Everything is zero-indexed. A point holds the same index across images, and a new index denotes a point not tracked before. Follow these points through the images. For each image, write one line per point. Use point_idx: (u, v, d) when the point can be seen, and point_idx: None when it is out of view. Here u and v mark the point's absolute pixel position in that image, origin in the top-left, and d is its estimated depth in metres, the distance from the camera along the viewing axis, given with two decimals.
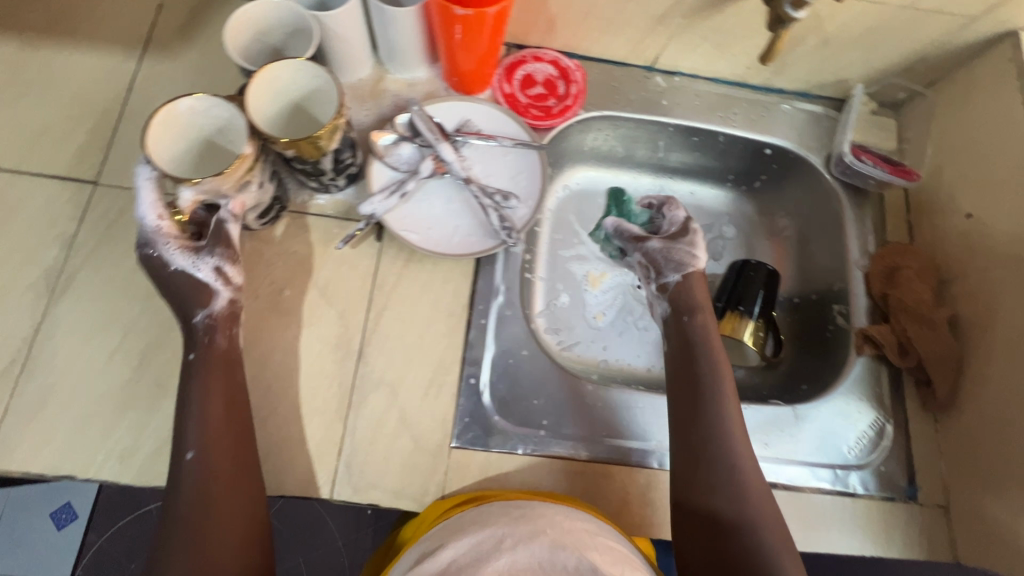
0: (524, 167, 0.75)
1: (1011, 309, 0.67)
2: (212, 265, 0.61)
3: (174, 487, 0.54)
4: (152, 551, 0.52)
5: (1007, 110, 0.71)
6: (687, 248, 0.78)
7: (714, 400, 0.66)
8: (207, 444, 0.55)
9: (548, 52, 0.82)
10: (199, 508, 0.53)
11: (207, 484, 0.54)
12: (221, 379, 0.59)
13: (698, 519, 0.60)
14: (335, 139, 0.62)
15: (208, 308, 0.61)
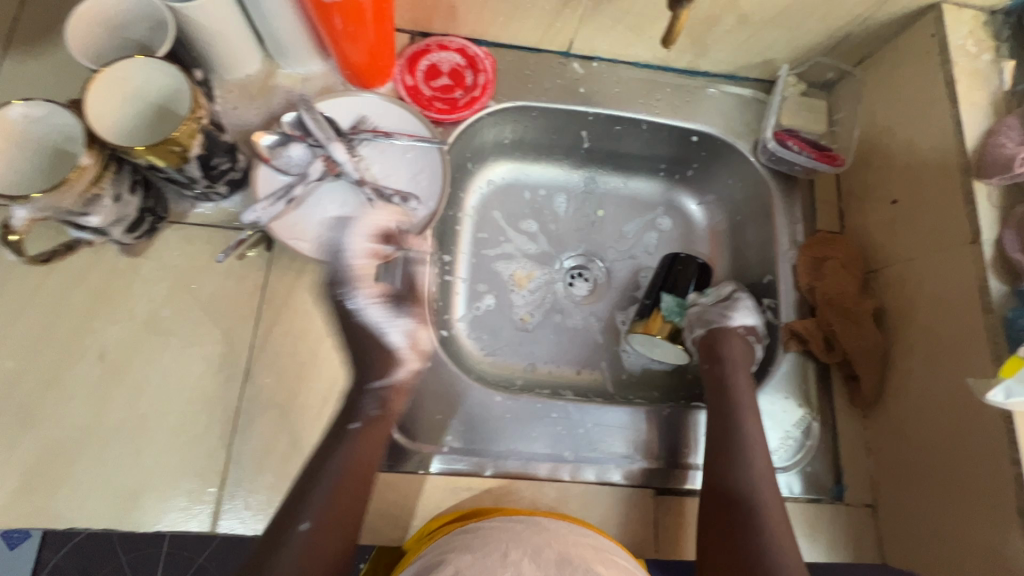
0: (424, 164, 0.70)
1: (930, 298, 0.63)
2: (403, 328, 0.66)
3: (277, 552, 0.52)
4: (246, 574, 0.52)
5: (930, 89, 0.67)
6: (723, 309, 0.76)
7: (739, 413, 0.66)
8: (325, 515, 0.55)
9: (455, 39, 0.76)
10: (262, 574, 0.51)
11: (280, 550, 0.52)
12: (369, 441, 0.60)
13: (717, 531, 0.60)
14: (197, 141, 0.56)
15: (387, 378, 0.63)
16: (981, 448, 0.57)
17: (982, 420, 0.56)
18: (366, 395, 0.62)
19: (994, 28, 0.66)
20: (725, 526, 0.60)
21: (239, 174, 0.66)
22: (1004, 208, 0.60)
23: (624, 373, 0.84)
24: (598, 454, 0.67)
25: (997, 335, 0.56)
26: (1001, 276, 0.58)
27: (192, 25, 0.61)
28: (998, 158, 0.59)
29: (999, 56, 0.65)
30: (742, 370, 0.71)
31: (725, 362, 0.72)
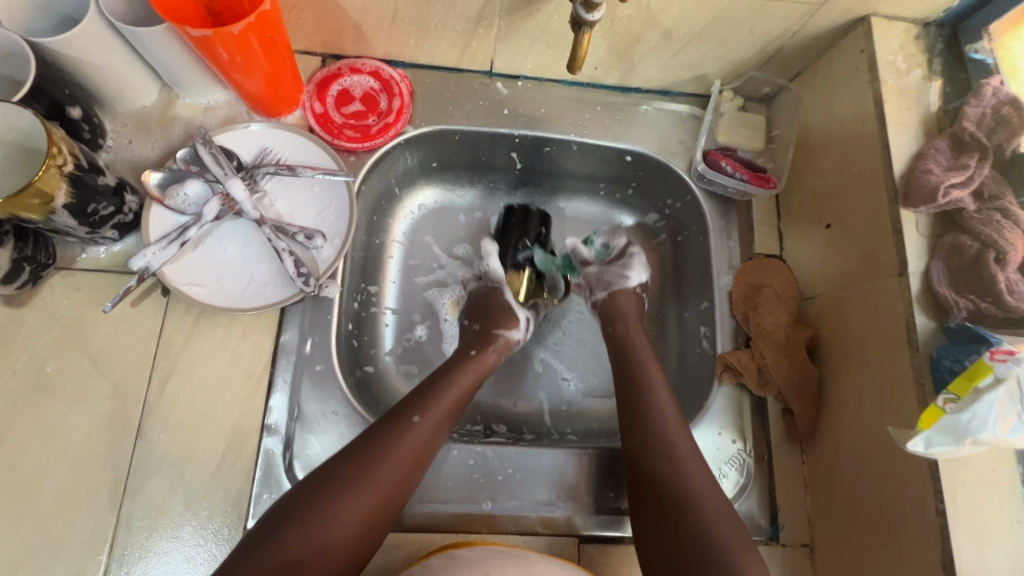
0: (333, 199, 0.67)
1: (863, 332, 0.60)
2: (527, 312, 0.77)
3: (396, 442, 0.56)
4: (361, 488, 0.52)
5: (861, 107, 0.63)
6: (622, 267, 0.78)
7: (648, 386, 0.64)
8: (428, 408, 0.59)
9: (368, 62, 0.72)
10: (367, 453, 0.54)
11: (380, 436, 0.56)
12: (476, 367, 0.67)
13: (663, 501, 0.55)
14: (62, 192, 0.52)
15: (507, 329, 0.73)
16: (907, 495, 0.54)
17: (908, 467, 0.53)
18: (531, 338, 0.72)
19: (926, 42, 0.63)
20: (667, 497, 0.55)
21: (129, 216, 0.62)
22: (932, 236, 0.57)
23: (562, 405, 0.78)
24: (515, 495, 0.63)
25: (924, 377, 0.53)
26: (928, 310, 0.54)
27: (61, 58, 0.56)
28: (924, 185, 0.55)
29: (930, 73, 0.62)
30: (642, 343, 0.71)
31: (625, 318, 0.73)
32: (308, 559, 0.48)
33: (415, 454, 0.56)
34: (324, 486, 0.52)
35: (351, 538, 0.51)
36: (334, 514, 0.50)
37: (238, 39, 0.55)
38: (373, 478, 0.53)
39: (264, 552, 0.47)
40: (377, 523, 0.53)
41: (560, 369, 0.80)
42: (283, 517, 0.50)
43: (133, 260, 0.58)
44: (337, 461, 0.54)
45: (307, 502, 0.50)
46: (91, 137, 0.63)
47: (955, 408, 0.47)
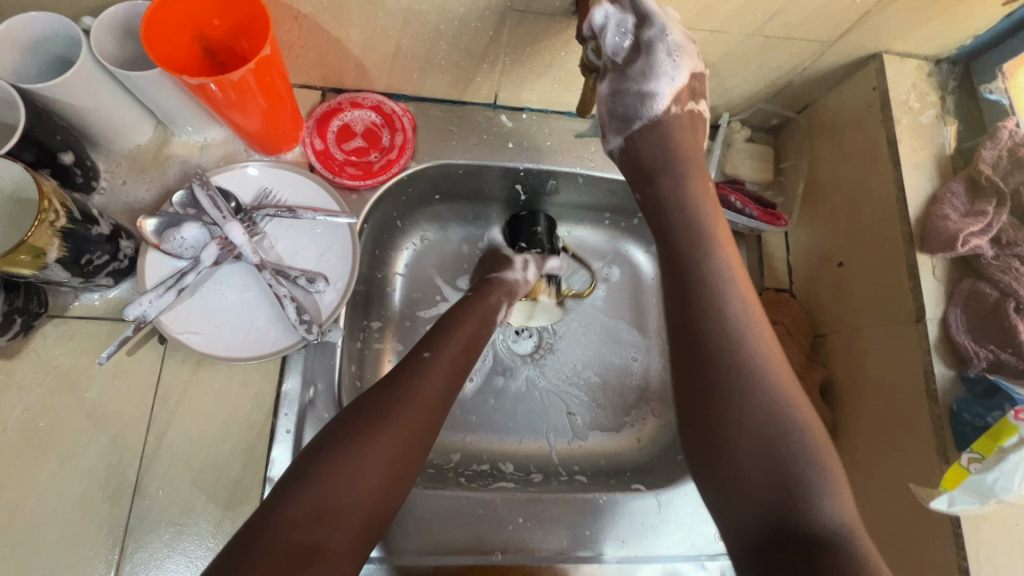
0: (335, 242, 0.65)
1: (878, 376, 0.59)
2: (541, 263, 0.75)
3: (418, 373, 0.55)
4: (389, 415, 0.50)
5: (873, 145, 0.62)
6: (639, 81, 0.57)
7: (719, 294, 0.50)
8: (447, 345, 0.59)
9: (368, 95, 0.70)
10: (390, 393, 0.52)
11: (404, 376, 0.54)
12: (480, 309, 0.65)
13: (753, 441, 0.44)
14: (54, 247, 0.50)
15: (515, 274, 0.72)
16: (923, 549, 0.52)
17: (926, 522, 0.52)
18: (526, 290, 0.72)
19: (938, 79, 0.63)
20: (746, 422, 0.45)
21: (124, 262, 0.60)
22: (949, 281, 0.56)
23: (571, 441, 0.76)
24: (525, 543, 0.62)
25: (943, 429, 0.52)
26: (947, 359, 0.54)
27: (52, 102, 0.54)
28: (942, 231, 0.55)
29: (942, 113, 0.62)
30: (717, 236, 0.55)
31: (657, 174, 0.59)
32: (347, 496, 0.46)
33: (438, 393, 0.55)
34: (354, 424, 0.49)
35: (389, 474, 0.48)
36: (367, 451, 0.48)
37: (236, 85, 0.53)
38: (402, 414, 0.51)
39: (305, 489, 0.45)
40: (411, 457, 0.50)
41: (569, 403, 0.78)
42: (316, 454, 0.48)
43: (128, 307, 0.56)
44: (359, 403, 0.51)
45: (338, 441, 0.48)
46: (83, 181, 0.61)
47: (979, 467, 0.48)
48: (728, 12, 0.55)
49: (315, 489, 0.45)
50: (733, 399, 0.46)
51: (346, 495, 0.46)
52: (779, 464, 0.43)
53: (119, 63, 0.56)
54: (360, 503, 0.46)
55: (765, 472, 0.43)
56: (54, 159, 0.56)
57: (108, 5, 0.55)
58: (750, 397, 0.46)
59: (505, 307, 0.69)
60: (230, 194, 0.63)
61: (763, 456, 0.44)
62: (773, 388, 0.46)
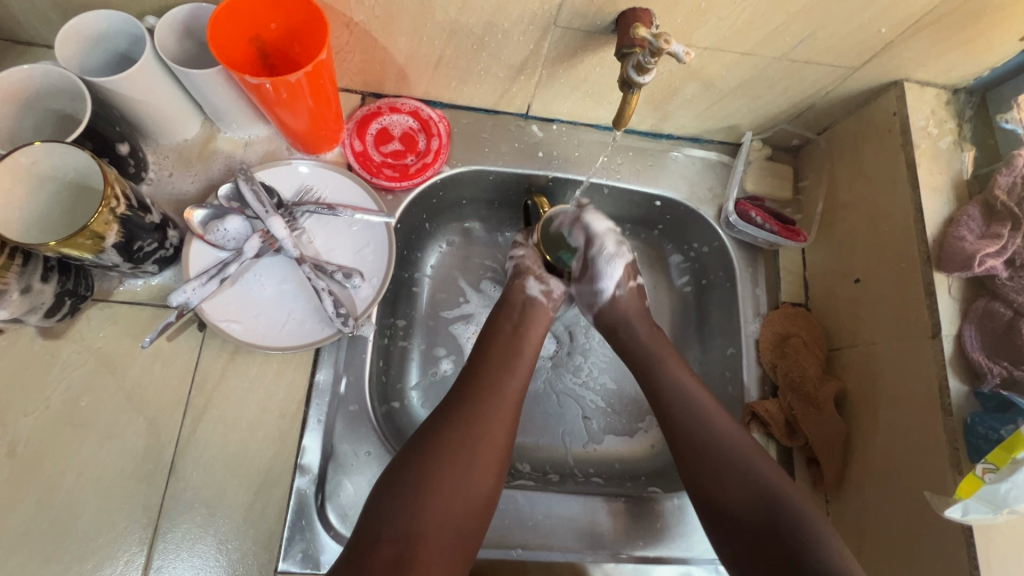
0: (371, 239, 0.67)
1: (895, 391, 0.61)
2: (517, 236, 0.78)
3: (483, 380, 0.61)
4: (465, 418, 0.57)
5: (892, 169, 0.65)
6: (591, 288, 0.74)
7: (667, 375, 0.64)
8: (497, 356, 0.64)
9: (407, 101, 0.73)
10: (462, 411, 0.58)
11: (469, 399, 0.59)
12: (516, 313, 0.70)
13: (747, 504, 0.54)
14: (111, 233, 0.52)
15: (517, 252, 0.76)
16: (936, 551, 0.54)
17: (940, 530, 0.53)
18: (529, 257, 0.75)
19: (955, 108, 0.66)
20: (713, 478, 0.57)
21: (169, 251, 0.62)
22: (964, 300, 0.58)
23: (586, 445, 0.78)
24: (544, 538, 0.63)
25: (958, 440, 0.54)
26: (962, 374, 0.56)
27: (114, 95, 0.57)
28: (960, 251, 0.57)
29: (960, 140, 0.64)
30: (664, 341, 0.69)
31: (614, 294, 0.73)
32: (428, 515, 0.51)
33: (503, 411, 0.59)
34: (422, 450, 0.55)
35: (473, 493, 0.54)
36: (460, 462, 0.54)
37: (291, 86, 0.56)
38: (470, 437, 0.56)
39: (384, 515, 0.51)
40: (484, 468, 0.55)
41: (585, 407, 0.79)
42: (403, 465, 0.54)
43: (173, 295, 0.58)
44: (429, 428, 0.57)
45: (417, 469, 0.53)
46: (135, 171, 0.63)
47: (994, 477, 0.50)
48: (760, 37, 0.58)
49: (396, 514, 0.51)
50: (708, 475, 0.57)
51: (425, 522, 0.51)
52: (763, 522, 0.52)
53: (178, 60, 0.59)
54: (442, 528, 0.51)
55: (762, 531, 0.52)
56: (113, 149, 0.59)
57: (171, 7, 0.58)
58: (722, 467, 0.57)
59: (524, 280, 0.73)
60: (273, 189, 0.65)
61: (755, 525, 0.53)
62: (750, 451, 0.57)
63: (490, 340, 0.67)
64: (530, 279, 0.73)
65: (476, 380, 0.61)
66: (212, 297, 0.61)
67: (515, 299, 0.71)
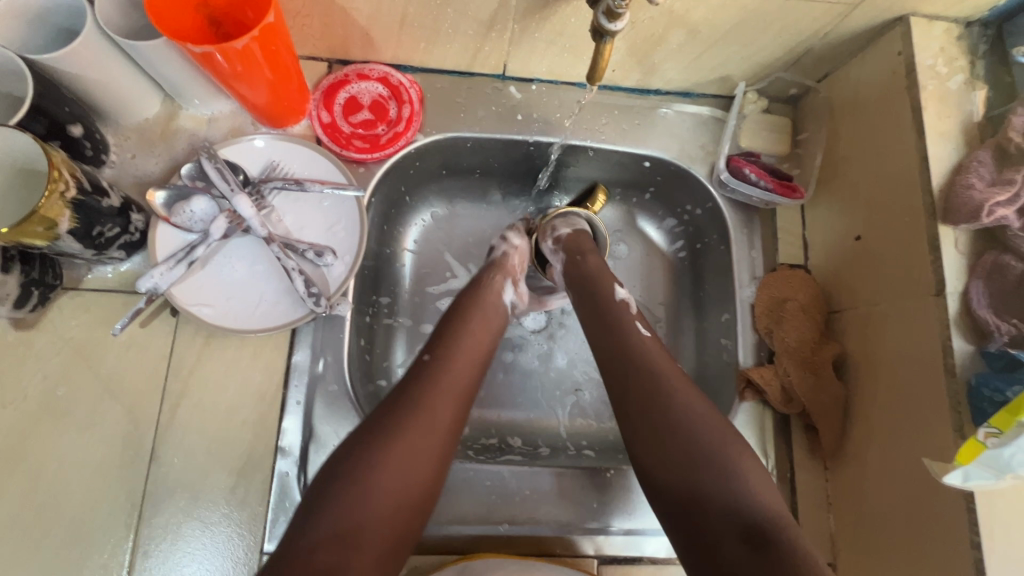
0: (342, 214, 0.65)
1: (898, 354, 0.57)
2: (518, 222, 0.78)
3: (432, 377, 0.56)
4: (410, 411, 0.52)
5: (896, 115, 0.60)
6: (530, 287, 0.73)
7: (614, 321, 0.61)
8: (447, 350, 0.59)
9: (375, 67, 0.70)
10: (412, 407, 0.53)
11: (418, 393, 0.54)
12: (491, 305, 0.67)
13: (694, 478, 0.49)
14: (64, 220, 0.50)
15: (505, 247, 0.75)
16: (944, 524, 0.51)
17: (939, 498, 0.51)
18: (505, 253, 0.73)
19: (967, 43, 0.60)
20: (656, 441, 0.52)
21: (135, 236, 0.60)
22: (972, 254, 0.54)
23: (579, 418, 0.76)
24: (534, 514, 0.62)
25: (961, 404, 0.51)
26: (966, 333, 0.52)
27: (59, 73, 0.54)
28: (967, 202, 0.52)
29: (972, 78, 0.59)
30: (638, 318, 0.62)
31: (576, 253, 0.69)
32: (367, 518, 0.46)
33: (455, 407, 0.55)
34: (363, 446, 0.50)
35: (416, 493, 0.50)
36: (407, 461, 0.49)
37: (241, 53, 0.52)
38: (418, 438, 0.51)
39: (324, 512, 0.46)
40: (426, 472, 0.51)
41: (576, 380, 0.78)
42: (341, 462, 0.49)
43: (139, 281, 0.57)
44: (378, 419, 0.52)
45: (360, 463, 0.48)
46: (93, 154, 0.61)
47: (997, 442, 0.46)
48: None
49: (337, 512, 0.46)
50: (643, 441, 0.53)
51: (366, 529, 0.46)
52: (698, 494, 0.48)
53: (125, 33, 0.56)
54: (382, 529, 0.47)
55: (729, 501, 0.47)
56: (65, 132, 0.56)
57: None
58: (659, 435, 0.52)
59: (498, 276, 0.70)
60: (237, 166, 0.62)
61: (697, 496, 0.48)
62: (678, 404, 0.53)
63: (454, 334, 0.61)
64: (502, 274, 0.70)
65: (433, 371, 0.56)
66: (184, 280, 0.60)
67: (484, 304, 0.66)
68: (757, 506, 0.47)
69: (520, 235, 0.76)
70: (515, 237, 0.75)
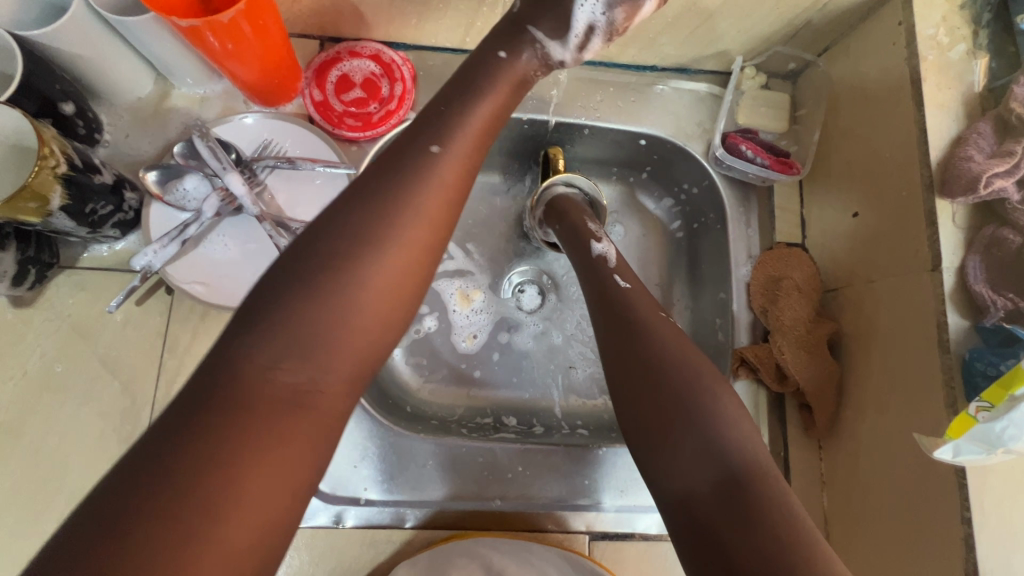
0: (335, 193, 0.65)
1: (891, 332, 0.57)
2: (592, 15, 0.55)
3: (418, 173, 0.46)
4: (380, 210, 0.44)
5: (895, 87, 0.59)
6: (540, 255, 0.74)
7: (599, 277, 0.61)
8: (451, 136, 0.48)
9: (367, 44, 0.69)
10: (382, 207, 0.44)
11: (388, 191, 0.44)
12: (506, 85, 0.53)
13: (671, 416, 0.49)
14: (56, 196, 0.51)
15: (546, 45, 0.56)
16: (937, 504, 0.50)
17: (931, 475, 0.51)
18: (530, 45, 0.55)
19: (971, 13, 0.58)
20: (643, 380, 0.52)
21: (129, 214, 0.61)
22: (970, 229, 0.53)
23: (574, 397, 0.76)
24: (525, 490, 0.63)
25: (954, 379, 0.50)
26: (962, 309, 0.51)
27: (49, 51, 0.54)
28: (964, 173, 0.51)
29: (974, 48, 0.57)
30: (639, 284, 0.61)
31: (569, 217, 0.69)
32: (334, 346, 0.40)
33: (442, 208, 0.46)
34: (337, 256, 0.41)
35: (378, 318, 0.43)
36: (366, 275, 0.42)
37: (229, 28, 0.52)
38: (403, 258, 0.43)
39: (269, 334, 0.39)
40: (402, 305, 0.44)
41: (570, 358, 0.78)
42: (295, 274, 0.41)
43: (133, 260, 0.57)
44: (339, 222, 0.43)
45: (312, 271, 0.41)
46: (86, 132, 0.61)
47: (987, 416, 0.46)
48: None
49: (286, 340, 0.39)
50: (638, 384, 0.52)
51: (332, 356, 0.40)
52: (675, 437, 0.48)
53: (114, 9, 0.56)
54: (347, 364, 0.41)
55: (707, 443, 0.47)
56: (56, 109, 0.57)
57: None
58: (648, 379, 0.52)
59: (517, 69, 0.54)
60: (230, 144, 0.62)
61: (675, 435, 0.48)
62: (662, 347, 0.53)
63: (463, 115, 0.49)
64: (531, 53, 0.55)
65: (432, 167, 0.46)
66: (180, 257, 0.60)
67: (496, 88, 0.53)
68: (737, 456, 0.46)
69: (571, 57, 0.58)
70: (562, 49, 0.56)
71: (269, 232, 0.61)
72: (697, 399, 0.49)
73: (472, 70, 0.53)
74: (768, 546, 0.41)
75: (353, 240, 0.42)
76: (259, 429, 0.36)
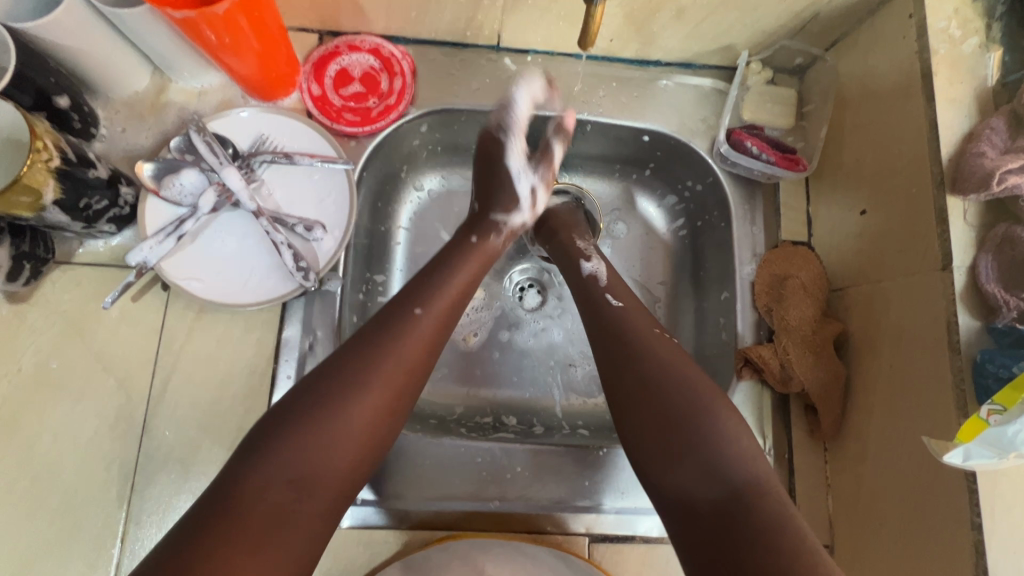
0: (333, 188, 0.64)
1: (899, 333, 0.55)
2: (530, 180, 0.67)
3: (398, 333, 0.52)
4: (360, 359, 0.50)
5: (905, 82, 0.57)
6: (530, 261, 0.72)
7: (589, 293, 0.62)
8: (430, 301, 0.56)
9: (366, 38, 0.68)
10: (364, 361, 0.50)
11: (372, 350, 0.51)
12: (477, 260, 0.62)
13: (670, 440, 0.49)
14: (49, 190, 0.50)
15: (508, 215, 0.66)
16: (946, 510, 0.49)
17: (940, 479, 0.49)
18: (491, 214, 0.66)
19: (985, 4, 0.56)
20: (640, 401, 0.51)
21: (125, 209, 0.60)
22: (982, 227, 0.52)
23: (575, 397, 0.75)
24: (524, 493, 0.62)
25: (964, 381, 0.49)
26: (973, 310, 0.50)
27: (42, 43, 0.53)
28: (976, 170, 0.50)
29: (987, 41, 0.55)
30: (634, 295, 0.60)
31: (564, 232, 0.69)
32: (319, 469, 0.46)
33: (419, 356, 0.53)
34: (328, 390, 0.48)
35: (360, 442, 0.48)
36: (352, 415, 0.48)
37: (225, 21, 0.51)
38: (381, 397, 0.49)
39: (263, 464, 0.44)
40: (380, 441, 0.50)
41: (571, 357, 0.76)
42: (287, 413, 0.47)
43: (128, 256, 0.57)
44: (329, 370, 0.50)
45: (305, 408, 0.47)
46: (82, 127, 0.61)
47: (1000, 420, 0.45)
48: None
49: (277, 469, 0.44)
50: (635, 404, 0.52)
51: (316, 481, 0.45)
52: (675, 459, 0.48)
53: None
54: (329, 486, 0.46)
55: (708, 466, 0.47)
56: (51, 103, 0.56)
57: None
58: (645, 398, 0.51)
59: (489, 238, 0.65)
60: (227, 140, 0.62)
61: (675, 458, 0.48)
62: (661, 363, 0.53)
63: (443, 295, 0.57)
64: (497, 234, 0.65)
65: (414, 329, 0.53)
66: (176, 253, 0.60)
67: (467, 264, 0.61)
68: (738, 474, 0.47)
69: (527, 217, 0.68)
70: (520, 215, 0.67)
71: (266, 227, 0.61)
72: (696, 416, 0.49)
73: (450, 258, 0.61)
74: (771, 571, 0.41)
75: (338, 375, 0.49)
76: (245, 545, 0.41)
